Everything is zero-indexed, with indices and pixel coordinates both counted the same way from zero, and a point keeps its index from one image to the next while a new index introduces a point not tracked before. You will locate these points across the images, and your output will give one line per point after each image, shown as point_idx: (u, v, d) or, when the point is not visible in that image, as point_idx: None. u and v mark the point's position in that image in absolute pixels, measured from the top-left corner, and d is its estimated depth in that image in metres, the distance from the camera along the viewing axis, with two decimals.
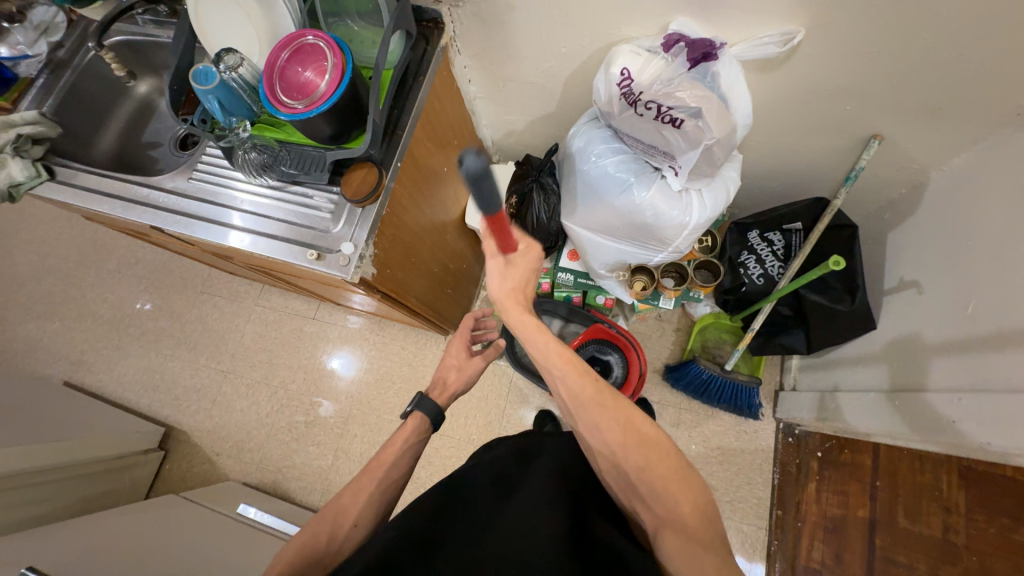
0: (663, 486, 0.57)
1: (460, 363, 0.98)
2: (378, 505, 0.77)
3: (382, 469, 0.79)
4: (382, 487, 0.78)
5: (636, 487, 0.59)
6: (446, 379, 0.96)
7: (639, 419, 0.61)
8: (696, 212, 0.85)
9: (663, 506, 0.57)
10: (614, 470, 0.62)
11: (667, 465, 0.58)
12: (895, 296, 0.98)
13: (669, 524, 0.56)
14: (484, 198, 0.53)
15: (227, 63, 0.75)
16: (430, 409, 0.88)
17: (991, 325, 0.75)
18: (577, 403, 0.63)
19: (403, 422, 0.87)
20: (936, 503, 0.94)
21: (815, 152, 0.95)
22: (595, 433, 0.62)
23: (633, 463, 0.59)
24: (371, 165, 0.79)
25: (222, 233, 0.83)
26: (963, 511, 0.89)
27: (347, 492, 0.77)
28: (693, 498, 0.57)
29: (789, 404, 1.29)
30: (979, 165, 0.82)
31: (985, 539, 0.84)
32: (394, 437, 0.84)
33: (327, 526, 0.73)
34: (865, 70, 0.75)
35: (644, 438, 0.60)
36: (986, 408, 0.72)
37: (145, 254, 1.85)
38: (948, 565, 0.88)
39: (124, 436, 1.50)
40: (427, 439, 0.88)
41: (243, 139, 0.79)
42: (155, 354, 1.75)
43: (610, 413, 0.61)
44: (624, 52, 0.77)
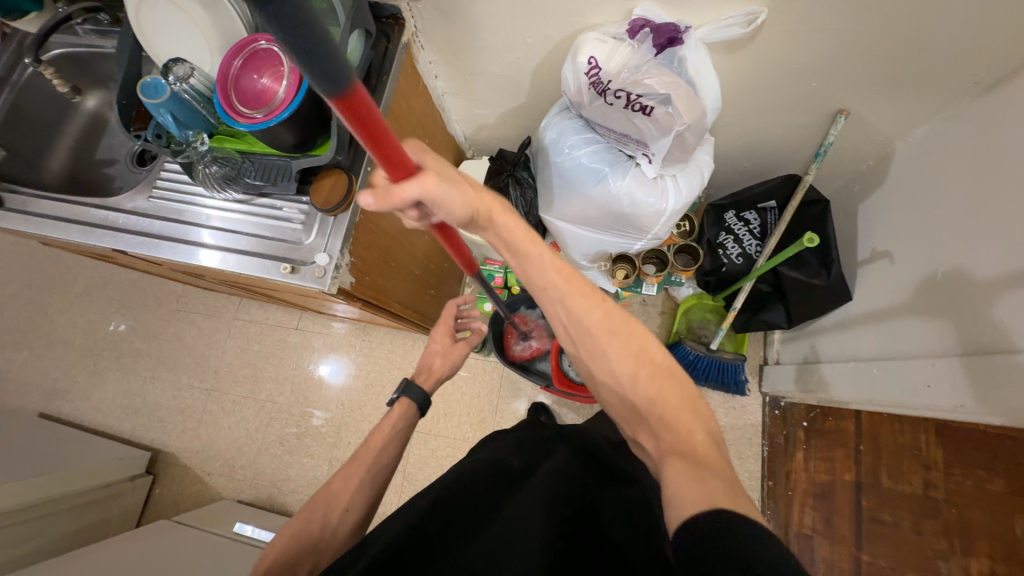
0: (673, 416, 0.56)
1: (444, 350, 1.00)
2: (368, 493, 0.78)
3: (371, 455, 0.81)
4: (371, 474, 0.80)
5: (645, 418, 0.57)
6: (432, 365, 0.99)
7: (648, 343, 0.60)
8: (672, 197, 0.84)
9: (673, 435, 0.54)
10: (620, 399, 0.60)
11: (678, 395, 0.57)
12: (869, 267, 1.00)
13: (675, 453, 0.53)
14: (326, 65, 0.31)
15: (176, 73, 0.71)
16: (418, 396, 0.91)
17: (961, 291, 0.77)
18: (579, 327, 0.60)
19: (390, 408, 0.90)
20: (917, 461, 1.01)
21: (785, 130, 0.96)
22: (599, 356, 0.60)
23: (643, 392, 0.58)
24: (340, 171, 0.76)
25: (189, 252, 0.80)
26: (942, 466, 0.97)
27: (337, 479, 0.78)
28: (704, 431, 0.55)
29: (774, 377, 1.31)
30: (940, 135, 0.84)
31: (962, 491, 0.93)
32: (382, 423, 0.87)
33: (319, 513, 0.74)
34: (827, 47, 0.75)
35: (654, 367, 0.59)
36: (957, 368, 0.75)
37: (112, 274, 1.77)
38: (930, 519, 0.97)
39: (109, 464, 1.45)
40: (414, 425, 0.90)
41: (201, 152, 0.76)
42: (134, 377, 1.69)
43: (622, 340, 0.59)
44: (590, 40, 0.75)
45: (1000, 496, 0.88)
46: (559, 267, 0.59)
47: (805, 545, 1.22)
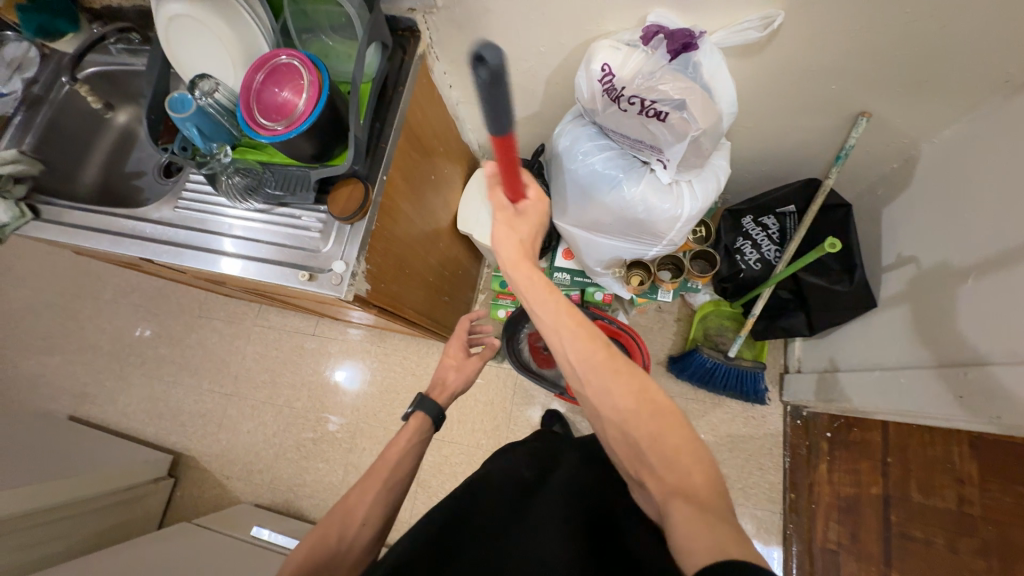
0: (674, 453, 0.54)
1: (458, 363, 1.01)
2: (385, 505, 0.77)
3: (387, 468, 0.80)
4: (387, 486, 0.79)
5: (645, 456, 0.56)
6: (446, 379, 0.99)
7: (650, 385, 0.59)
8: (687, 203, 0.83)
9: (675, 474, 0.53)
10: (621, 439, 0.59)
11: (679, 436, 0.56)
12: (894, 272, 0.97)
13: (680, 494, 0.51)
14: (496, 111, 0.43)
15: (202, 88, 0.74)
16: (433, 411, 0.90)
17: (994, 298, 0.74)
18: (583, 367, 0.61)
19: (406, 421, 0.90)
20: (948, 474, 0.97)
21: (804, 133, 0.94)
22: (601, 396, 0.60)
23: (643, 430, 0.56)
24: (357, 181, 0.78)
25: (212, 260, 0.83)
26: (976, 480, 0.93)
27: (353, 493, 0.77)
28: (707, 469, 0.53)
29: (795, 386, 1.28)
30: (968, 137, 0.81)
31: (1000, 508, 0.88)
32: (398, 437, 0.86)
33: (337, 526, 0.73)
34: (846, 49, 0.74)
35: (655, 407, 0.58)
36: (992, 379, 0.71)
37: (139, 281, 1.83)
38: (967, 536, 0.92)
39: (133, 466, 1.49)
40: (429, 439, 0.89)
41: (225, 163, 0.78)
42: (158, 382, 1.74)
43: (622, 378, 0.59)
44: (603, 47, 0.75)
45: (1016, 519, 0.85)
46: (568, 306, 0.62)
47: (830, 561, 1.18)
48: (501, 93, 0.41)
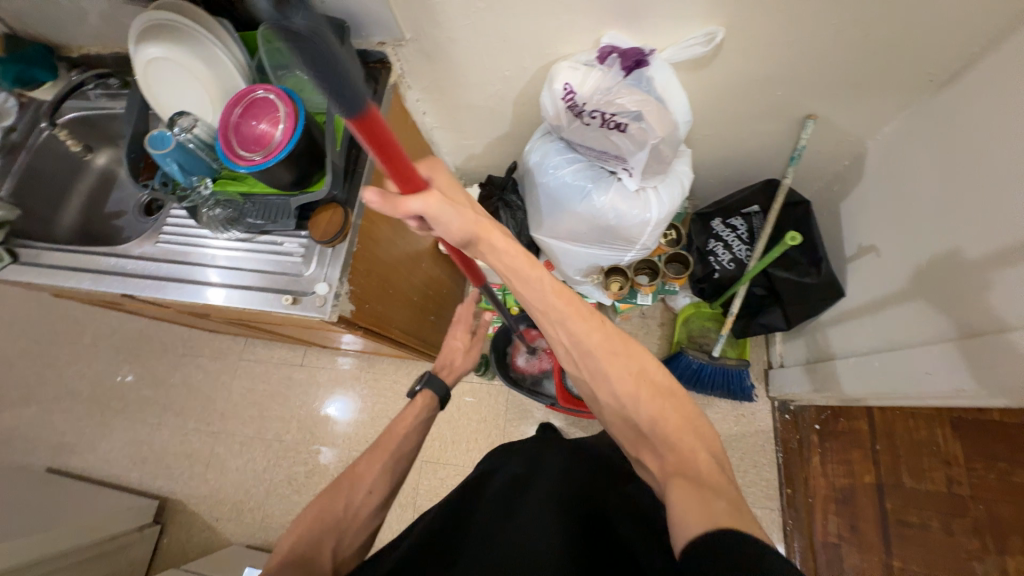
0: (675, 433, 0.57)
1: (463, 346, 1.05)
2: (390, 474, 0.82)
3: (393, 441, 0.86)
4: (393, 458, 0.84)
5: (648, 438, 0.59)
6: (453, 362, 1.03)
7: (649, 368, 0.62)
8: (655, 208, 0.87)
9: (675, 454, 0.56)
10: (625, 423, 0.62)
11: (679, 416, 0.59)
12: (858, 262, 1.02)
13: (680, 474, 0.53)
14: (340, 90, 0.39)
15: (181, 125, 0.75)
16: (440, 387, 0.95)
17: (947, 278, 0.78)
18: (582, 349, 0.64)
19: (412, 398, 0.94)
20: (936, 458, 0.97)
21: (760, 138, 1.00)
22: (603, 381, 0.63)
23: (644, 413, 0.60)
24: (336, 206, 0.81)
25: (194, 291, 0.83)
26: (963, 462, 0.92)
27: (361, 464, 0.82)
28: (708, 449, 0.57)
29: (780, 381, 1.31)
30: (908, 132, 0.88)
31: (986, 485, 0.88)
32: (405, 412, 0.91)
33: (343, 493, 0.78)
34: (786, 58, 0.80)
35: (654, 388, 0.61)
36: (956, 350, 0.75)
37: (120, 323, 1.81)
38: (960, 518, 0.91)
39: (116, 514, 1.44)
40: (435, 416, 0.94)
41: (205, 196, 0.80)
42: (141, 425, 1.70)
43: (621, 360, 0.62)
44: (563, 68, 0.80)
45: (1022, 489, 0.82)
46: (562, 292, 0.64)
47: (832, 555, 1.18)
48: (326, 52, 0.35)
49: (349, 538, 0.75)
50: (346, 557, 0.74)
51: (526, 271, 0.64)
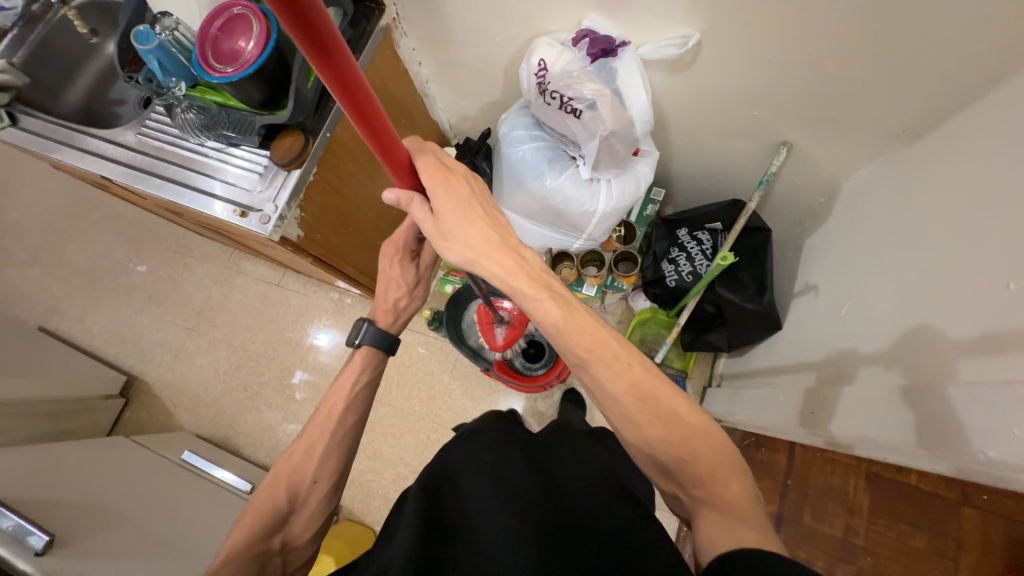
0: (709, 475, 0.58)
1: (407, 283, 0.87)
2: (337, 453, 0.75)
3: (334, 418, 0.76)
4: (337, 435, 0.76)
5: (676, 475, 0.60)
6: (398, 303, 0.87)
7: (674, 410, 0.62)
8: (603, 201, 0.89)
9: (710, 491, 0.58)
10: (649, 462, 0.63)
11: (714, 455, 0.60)
12: (800, 299, 1.00)
13: (712, 507, 0.56)
14: None
15: (163, 24, 0.80)
16: (378, 336, 0.82)
17: (857, 327, 0.79)
18: (604, 393, 0.63)
19: (352, 354, 0.82)
20: (842, 504, 1.02)
21: (736, 155, 1.00)
22: (626, 426, 0.63)
23: (673, 455, 0.60)
24: (299, 132, 0.84)
25: (160, 186, 0.89)
26: (865, 514, 0.97)
27: (300, 449, 0.75)
28: (743, 486, 0.58)
29: (713, 399, 1.30)
30: (871, 179, 0.87)
31: (882, 540, 0.94)
32: (346, 372, 0.81)
33: (285, 486, 0.72)
34: (762, 78, 0.80)
35: (686, 428, 0.61)
36: (838, 394, 0.77)
37: (124, 210, 1.91)
38: (845, 562, 0.97)
39: (87, 379, 1.57)
40: (382, 366, 0.84)
41: (179, 98, 0.84)
42: (126, 307, 1.82)
43: (648, 406, 0.62)
44: (542, 44, 0.81)
45: (918, 554, 0.88)
46: (587, 331, 0.63)
47: None
48: None
49: (298, 527, 0.72)
50: (299, 543, 0.72)
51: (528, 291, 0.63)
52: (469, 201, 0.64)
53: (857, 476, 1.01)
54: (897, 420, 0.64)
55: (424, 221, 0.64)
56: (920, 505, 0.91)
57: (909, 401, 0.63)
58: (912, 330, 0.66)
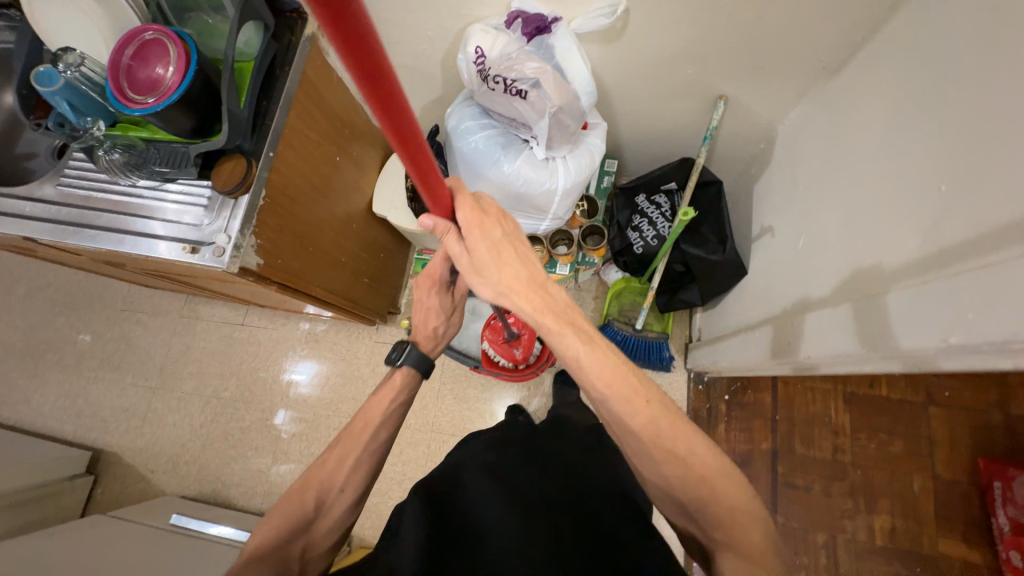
0: (727, 520, 0.62)
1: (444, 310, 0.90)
2: (364, 468, 0.74)
3: (367, 432, 0.76)
4: (368, 450, 0.75)
5: (695, 516, 0.64)
6: (434, 327, 0.90)
7: (698, 453, 0.64)
8: (562, 177, 0.90)
9: (730, 536, 0.61)
10: (669, 501, 0.67)
11: (734, 500, 0.63)
12: (759, 242, 1.05)
13: (732, 550, 0.60)
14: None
15: (66, 61, 0.72)
16: (421, 360, 0.84)
17: (811, 257, 0.84)
18: (622, 422, 0.65)
19: (391, 372, 0.83)
20: (827, 428, 1.17)
21: (678, 115, 1.04)
22: (645, 459, 0.65)
23: (691, 499, 0.64)
24: (239, 156, 0.80)
25: (95, 236, 0.83)
26: (848, 433, 1.15)
27: (333, 457, 0.73)
28: (762, 531, 0.61)
29: (696, 354, 1.33)
30: (802, 117, 0.92)
31: (865, 452, 1.13)
32: (382, 391, 0.80)
33: (313, 493, 0.70)
34: (690, 36, 0.83)
35: (702, 474, 0.63)
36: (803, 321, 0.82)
37: (56, 276, 1.76)
38: (837, 480, 1.14)
39: (46, 462, 1.44)
40: (417, 387, 0.85)
41: (100, 138, 0.79)
42: (77, 378, 1.68)
43: (667, 442, 0.63)
44: (475, 31, 0.81)
45: (899, 455, 1.12)
46: (610, 365, 0.65)
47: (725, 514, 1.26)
48: None
49: (320, 535, 0.70)
50: (317, 552, 0.70)
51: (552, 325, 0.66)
52: (503, 239, 0.67)
53: (837, 400, 1.17)
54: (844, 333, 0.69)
55: (460, 255, 0.69)
56: (890, 413, 1.14)
57: (847, 315, 0.69)
58: (859, 246, 0.71)
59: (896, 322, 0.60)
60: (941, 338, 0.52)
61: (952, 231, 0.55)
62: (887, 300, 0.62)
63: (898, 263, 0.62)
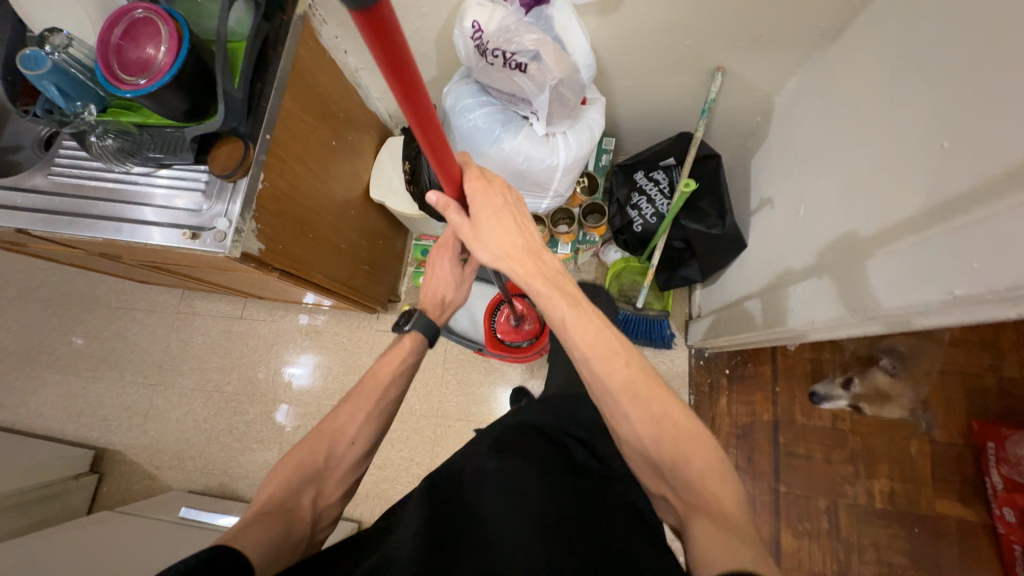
0: (701, 475, 0.62)
1: (452, 282, 0.92)
2: (374, 425, 0.75)
3: (378, 388, 0.76)
4: (378, 408, 0.75)
5: (668, 477, 0.64)
6: (443, 296, 0.90)
7: (672, 412, 0.66)
8: (562, 153, 0.90)
9: (701, 495, 0.61)
10: (644, 461, 0.67)
11: (707, 459, 0.64)
12: (758, 214, 1.06)
13: (702, 511, 0.60)
14: None
15: (53, 43, 0.71)
16: (429, 327, 0.84)
17: (812, 225, 0.85)
18: (603, 386, 0.67)
19: (400, 337, 0.83)
20: (825, 397, 1.21)
21: (676, 89, 1.03)
22: (624, 421, 0.67)
23: (667, 455, 0.64)
24: (236, 139, 0.78)
25: (90, 225, 0.81)
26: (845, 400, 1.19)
27: (344, 411, 0.73)
28: (733, 492, 0.62)
29: (696, 330, 1.35)
30: (800, 87, 0.92)
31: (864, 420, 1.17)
32: (393, 351, 0.81)
33: (324, 445, 0.70)
34: (688, 6, 0.82)
35: (678, 430, 0.65)
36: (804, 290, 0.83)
37: (47, 276, 1.73)
38: (839, 448, 1.17)
39: (49, 462, 1.43)
40: (423, 356, 0.84)
41: (91, 123, 0.77)
42: (75, 378, 1.66)
43: (642, 402, 0.66)
44: (472, 5, 0.79)
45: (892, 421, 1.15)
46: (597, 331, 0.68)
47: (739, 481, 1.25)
48: None
49: (331, 486, 0.70)
50: (328, 503, 0.69)
51: (546, 295, 0.69)
52: (504, 208, 0.70)
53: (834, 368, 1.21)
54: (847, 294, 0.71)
55: (461, 225, 0.70)
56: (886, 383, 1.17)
57: (850, 277, 0.71)
58: (861, 211, 0.72)
59: (903, 279, 0.61)
60: (949, 290, 0.54)
61: (955, 188, 0.56)
62: (895, 259, 0.63)
63: (904, 223, 0.63)
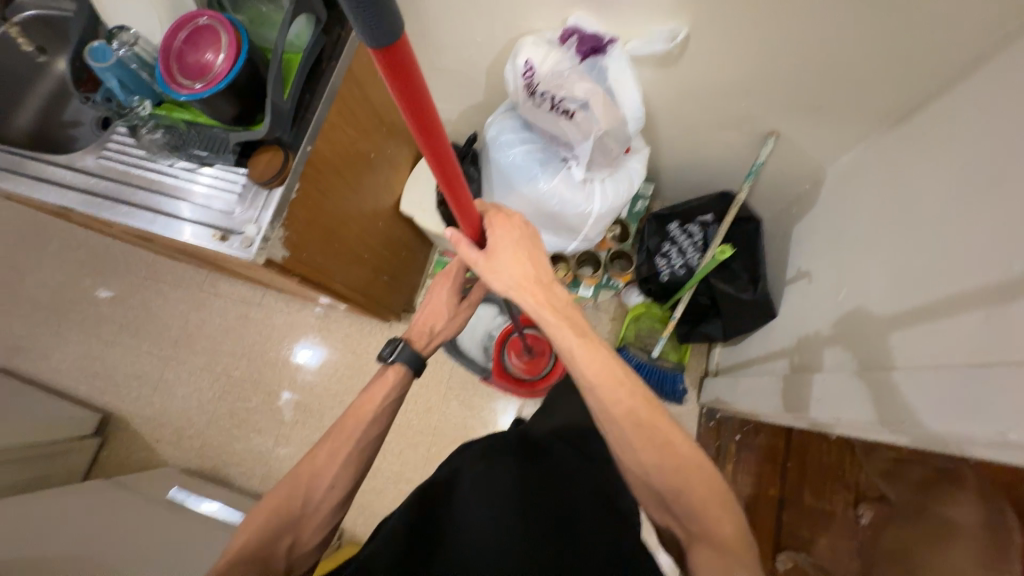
0: (703, 507, 0.61)
1: (447, 309, 0.90)
2: (355, 465, 0.73)
3: (357, 426, 0.74)
4: (357, 448, 0.74)
5: (672, 506, 0.63)
6: (435, 327, 0.89)
7: (676, 442, 0.63)
8: (598, 200, 0.88)
9: (703, 525, 0.60)
10: (647, 490, 0.65)
11: (708, 489, 0.62)
12: (793, 286, 1.01)
13: (705, 540, 0.60)
14: None
15: (122, 40, 0.75)
16: (414, 356, 0.82)
17: (851, 311, 0.80)
18: (611, 418, 0.63)
19: (382, 368, 0.81)
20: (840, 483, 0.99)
21: (724, 146, 1.00)
22: (630, 458, 0.64)
23: (669, 487, 0.62)
24: (277, 148, 0.79)
25: (127, 212, 0.83)
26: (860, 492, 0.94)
27: (323, 450, 0.72)
28: (735, 520, 0.61)
29: (711, 388, 1.31)
30: (856, 163, 0.88)
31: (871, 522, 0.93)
32: (374, 385, 0.79)
33: (301, 488, 0.69)
34: (749, 68, 0.80)
35: (680, 462, 0.62)
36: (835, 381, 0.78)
37: (86, 238, 1.80)
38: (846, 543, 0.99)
39: (58, 420, 1.47)
40: (408, 388, 0.82)
41: (144, 117, 0.79)
42: (96, 340, 1.71)
43: (645, 431, 0.63)
44: (528, 44, 0.79)
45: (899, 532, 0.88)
46: (603, 361, 0.65)
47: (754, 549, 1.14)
48: None
49: (308, 531, 0.69)
50: (305, 549, 0.69)
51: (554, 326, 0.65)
52: (518, 239, 0.67)
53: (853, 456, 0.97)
54: (879, 400, 0.67)
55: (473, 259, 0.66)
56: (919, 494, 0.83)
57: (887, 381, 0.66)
58: (908, 311, 0.67)
59: (956, 401, 0.55)
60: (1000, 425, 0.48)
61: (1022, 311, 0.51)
62: (943, 374, 0.58)
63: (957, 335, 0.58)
